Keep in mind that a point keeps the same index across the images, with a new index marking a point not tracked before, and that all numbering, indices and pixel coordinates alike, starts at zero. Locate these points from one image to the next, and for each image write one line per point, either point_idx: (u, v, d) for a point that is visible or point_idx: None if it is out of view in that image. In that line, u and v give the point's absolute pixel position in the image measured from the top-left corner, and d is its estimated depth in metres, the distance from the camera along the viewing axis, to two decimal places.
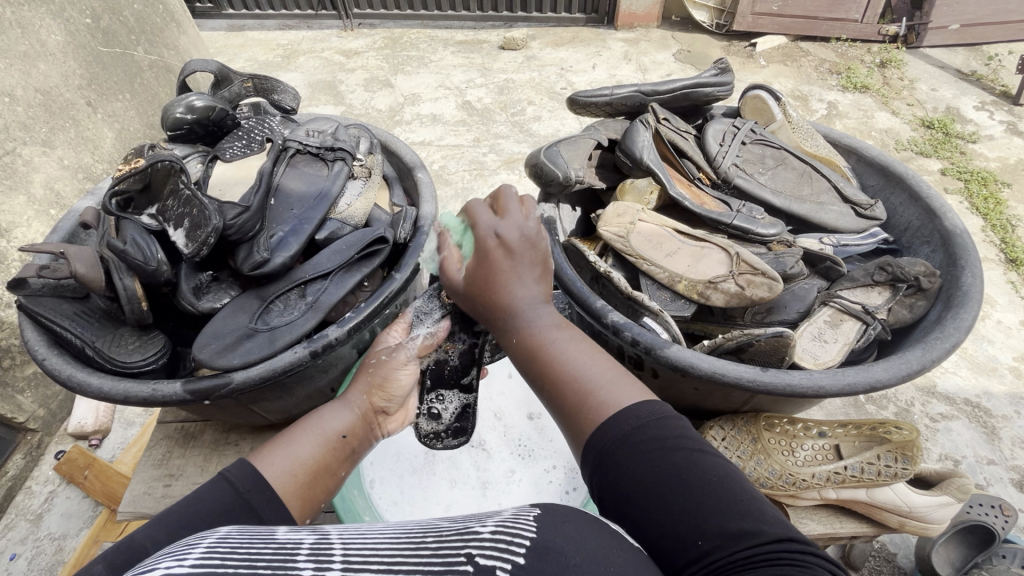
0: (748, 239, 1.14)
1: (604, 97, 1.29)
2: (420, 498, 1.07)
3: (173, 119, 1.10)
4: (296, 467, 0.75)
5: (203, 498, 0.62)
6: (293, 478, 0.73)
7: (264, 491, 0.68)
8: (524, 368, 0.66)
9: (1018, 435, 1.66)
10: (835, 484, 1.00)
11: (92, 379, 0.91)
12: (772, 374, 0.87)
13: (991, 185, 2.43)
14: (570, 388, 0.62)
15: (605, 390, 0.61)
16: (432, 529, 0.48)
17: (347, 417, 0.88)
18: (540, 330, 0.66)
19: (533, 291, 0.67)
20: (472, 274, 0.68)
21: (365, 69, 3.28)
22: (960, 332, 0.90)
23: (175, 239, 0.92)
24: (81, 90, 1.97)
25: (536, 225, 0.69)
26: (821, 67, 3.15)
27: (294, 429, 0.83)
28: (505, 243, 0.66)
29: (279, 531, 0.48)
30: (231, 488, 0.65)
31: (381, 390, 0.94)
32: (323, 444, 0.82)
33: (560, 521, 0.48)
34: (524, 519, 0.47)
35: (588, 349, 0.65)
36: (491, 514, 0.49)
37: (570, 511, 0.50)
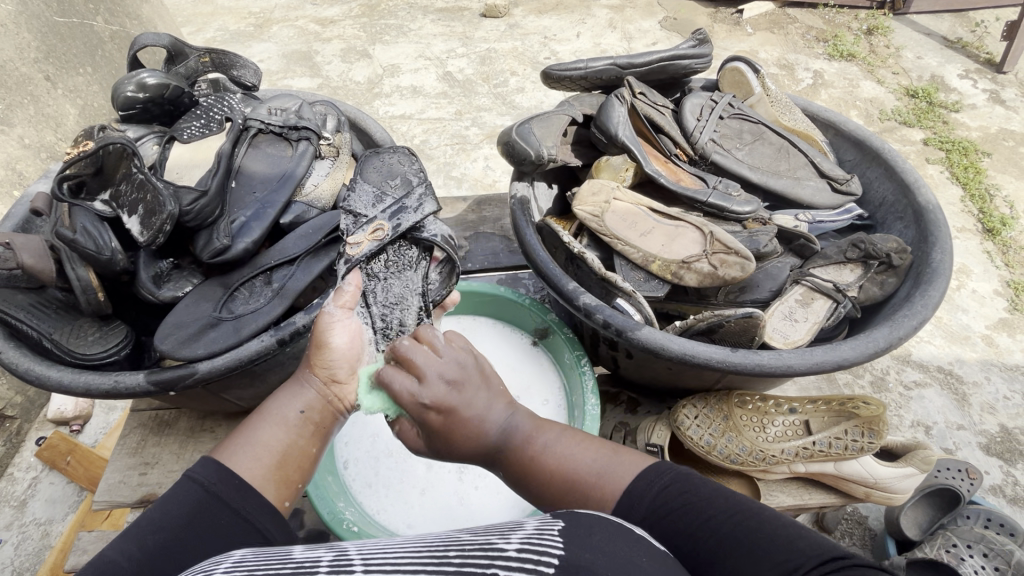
0: (723, 216, 1.14)
1: (580, 70, 1.24)
2: (397, 482, 1.06)
3: (124, 99, 1.04)
4: (266, 457, 0.70)
5: (172, 503, 0.62)
6: (262, 469, 0.69)
7: (234, 485, 0.66)
8: (523, 486, 0.64)
9: (988, 400, 1.72)
10: (804, 458, 1.02)
11: (52, 372, 0.88)
12: (741, 354, 0.87)
13: (971, 155, 2.44)
14: (574, 484, 0.62)
15: (606, 476, 0.61)
16: (453, 542, 0.49)
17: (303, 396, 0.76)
18: (519, 438, 0.64)
19: (495, 408, 0.65)
20: (431, 438, 0.64)
21: (341, 39, 3.16)
22: (927, 309, 0.91)
23: (129, 226, 0.88)
24: (38, 65, 1.87)
25: (456, 354, 0.64)
26: (807, 34, 3.10)
27: (252, 418, 0.73)
28: (438, 405, 0.61)
29: (296, 552, 0.51)
30: (197, 488, 0.64)
31: (320, 355, 0.78)
32: (286, 427, 0.73)
33: (585, 534, 0.48)
34: (548, 535, 0.47)
35: (575, 438, 0.65)
36: (514, 528, 0.50)
37: (594, 519, 0.50)
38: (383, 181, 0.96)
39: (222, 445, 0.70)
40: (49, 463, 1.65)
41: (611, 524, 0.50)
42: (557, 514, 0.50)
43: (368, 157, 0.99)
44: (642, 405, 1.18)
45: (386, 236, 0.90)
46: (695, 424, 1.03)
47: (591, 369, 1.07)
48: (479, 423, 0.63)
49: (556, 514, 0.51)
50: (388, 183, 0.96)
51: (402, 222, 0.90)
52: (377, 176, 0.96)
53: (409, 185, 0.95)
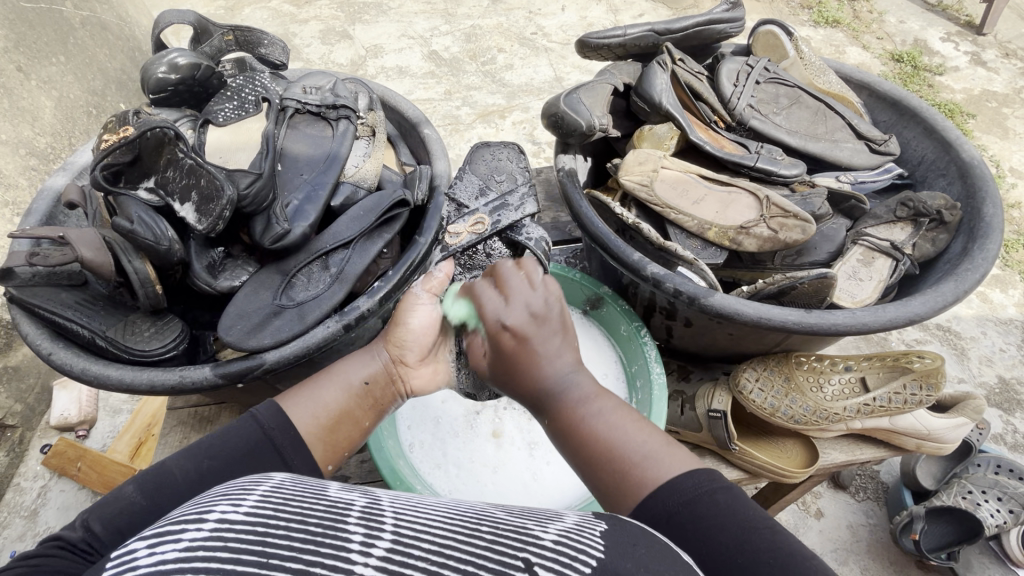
0: (770, 180, 1.14)
1: (618, 37, 1.22)
2: (466, 461, 1.05)
3: (156, 81, 0.98)
4: (320, 411, 0.71)
5: (231, 436, 0.65)
6: (314, 421, 0.70)
7: (287, 431, 0.68)
8: (561, 438, 0.64)
9: (985, 353, 1.78)
10: (865, 414, 1.04)
11: (112, 371, 0.85)
12: (817, 315, 0.88)
13: (957, 117, 2.50)
14: (607, 458, 0.60)
15: (647, 464, 0.59)
16: (487, 518, 0.48)
17: (371, 365, 0.79)
18: (573, 400, 0.64)
19: (562, 361, 0.65)
20: (494, 363, 0.67)
21: (319, 19, 3.04)
22: (987, 262, 0.92)
23: (183, 214, 0.84)
24: (9, 53, 1.77)
25: (544, 291, 0.67)
26: (792, 1, 3.09)
27: (320, 375, 0.77)
28: (516, 329, 0.65)
29: (330, 488, 0.48)
30: (256, 426, 0.67)
31: (399, 335, 0.82)
32: (348, 391, 0.75)
33: (628, 548, 0.46)
34: (589, 533, 0.47)
35: (627, 419, 0.62)
36: (552, 520, 0.48)
37: (639, 532, 0.49)
38: (489, 179, 1.10)
39: (288, 390, 0.73)
40: (58, 470, 1.62)
41: (650, 537, 0.49)
42: (598, 514, 0.50)
43: (477, 150, 1.13)
44: (693, 372, 1.20)
45: (484, 230, 1.04)
46: (758, 387, 1.05)
47: (650, 338, 1.07)
48: (546, 362, 0.64)
49: (598, 515, 0.50)
50: (494, 180, 1.09)
51: (499, 220, 1.04)
52: (485, 170, 1.11)
53: (511, 185, 1.08)
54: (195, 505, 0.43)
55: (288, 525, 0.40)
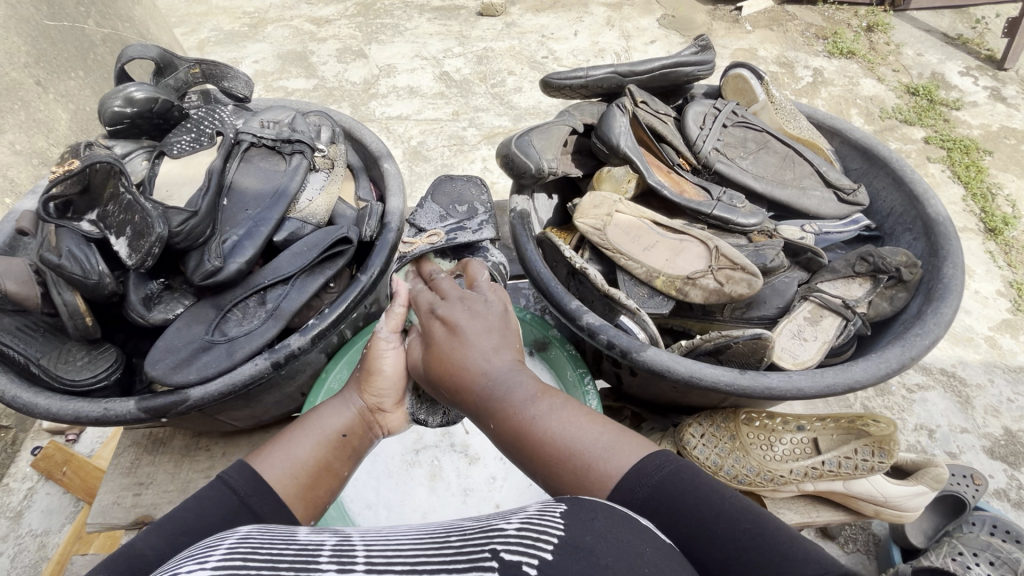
0: (728, 229, 1.12)
1: (579, 79, 1.21)
2: (398, 504, 1.05)
3: (112, 114, 1.02)
4: (297, 466, 0.70)
5: (206, 502, 0.60)
6: (294, 481, 0.69)
7: (265, 495, 0.65)
8: (511, 446, 0.61)
9: (991, 403, 1.66)
10: (812, 478, 1.00)
11: (40, 400, 0.85)
12: (751, 377, 0.85)
13: (973, 153, 2.42)
14: (562, 458, 0.57)
15: (605, 457, 0.56)
16: (454, 531, 0.48)
17: (348, 415, 0.78)
18: (517, 402, 0.61)
19: (500, 362, 0.64)
20: (426, 359, 0.69)
21: (337, 38, 3.11)
22: (939, 328, 0.90)
23: (117, 248, 0.86)
24: (29, 69, 1.79)
25: (488, 295, 0.71)
26: (807, 31, 3.06)
27: (295, 426, 0.75)
28: (448, 319, 0.68)
29: (301, 532, 0.49)
30: (234, 493, 0.63)
31: (372, 384, 0.80)
32: (326, 444, 0.74)
33: (590, 516, 0.45)
34: (549, 515, 0.46)
35: (578, 414, 0.60)
36: (516, 511, 0.48)
37: (598, 505, 0.47)
38: (451, 205, 1.08)
39: (260, 447, 0.70)
40: (45, 473, 1.62)
41: (617, 511, 0.48)
42: (559, 495, 0.48)
43: (440, 181, 1.12)
44: (645, 421, 1.17)
45: (438, 242, 1.01)
46: (702, 443, 1.02)
47: (594, 388, 1.07)
48: (480, 363, 0.64)
49: (558, 497, 0.49)
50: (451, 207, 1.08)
51: (454, 238, 1.02)
52: (446, 199, 1.08)
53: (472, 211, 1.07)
54: (169, 567, 0.45)
55: (258, 571, 0.42)
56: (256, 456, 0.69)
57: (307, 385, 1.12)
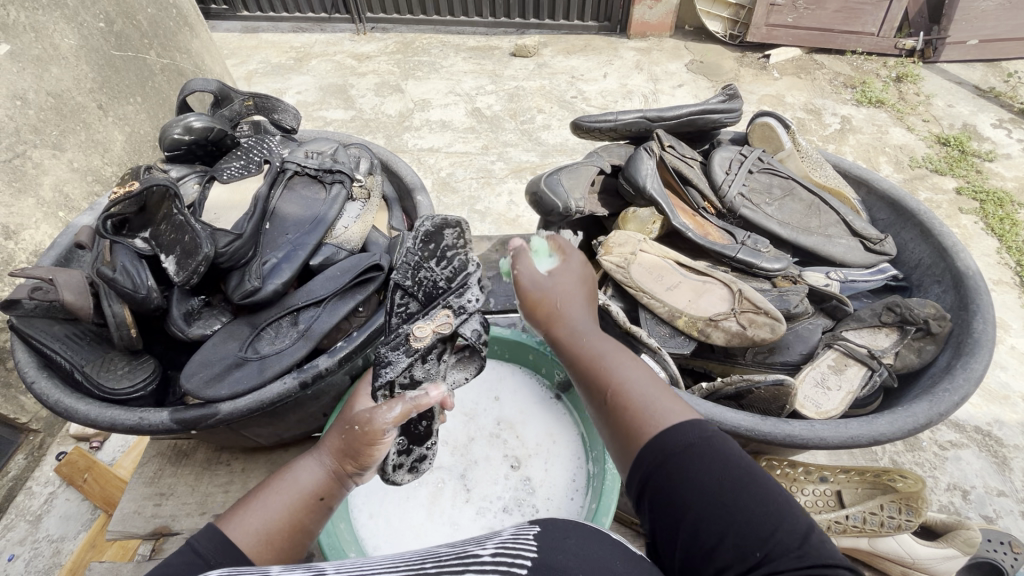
0: (752, 272, 1.13)
1: (608, 122, 1.26)
2: (394, 521, 1.09)
3: (171, 140, 1.11)
4: (266, 532, 0.64)
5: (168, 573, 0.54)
6: (265, 549, 0.63)
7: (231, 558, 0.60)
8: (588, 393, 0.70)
9: None
10: (835, 533, 0.98)
11: (80, 405, 0.90)
12: (771, 423, 0.85)
13: (1007, 206, 2.37)
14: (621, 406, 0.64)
15: (654, 408, 0.62)
16: (429, 557, 0.50)
17: (325, 473, 0.71)
18: (599, 352, 0.71)
19: (584, 318, 0.75)
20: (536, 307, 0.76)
21: (376, 73, 3.27)
22: (969, 384, 0.88)
23: (166, 265, 0.92)
24: (93, 94, 1.91)
25: (578, 266, 0.79)
26: (835, 80, 3.10)
27: (267, 487, 0.69)
28: (550, 292, 0.76)
29: (272, 571, 0.49)
30: (200, 561, 0.57)
31: (360, 458, 0.71)
32: (303, 506, 0.68)
33: (561, 536, 0.51)
34: (524, 539, 0.51)
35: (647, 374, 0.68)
36: (489, 538, 0.52)
37: (569, 525, 0.54)
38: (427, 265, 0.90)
39: (229, 510, 0.65)
40: (67, 478, 1.65)
41: (580, 528, 0.54)
42: (532, 520, 0.53)
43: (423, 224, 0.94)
44: None
45: (450, 330, 0.84)
46: None
47: None
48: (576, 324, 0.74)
49: (529, 522, 0.54)
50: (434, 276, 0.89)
51: (467, 326, 0.86)
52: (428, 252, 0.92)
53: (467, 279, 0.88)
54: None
55: None
56: (226, 518, 0.64)
57: (329, 407, 1.14)
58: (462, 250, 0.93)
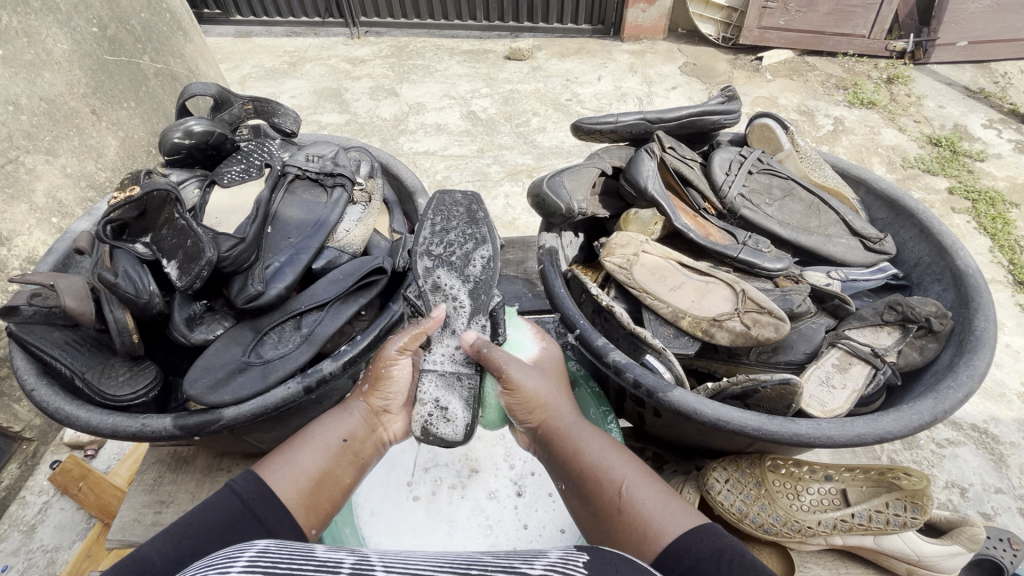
0: (754, 272, 1.13)
1: (609, 124, 1.26)
2: (396, 518, 1.10)
3: (172, 145, 1.11)
4: (302, 477, 0.78)
5: (211, 508, 0.69)
6: (296, 488, 0.76)
7: (269, 501, 0.73)
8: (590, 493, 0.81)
9: None
10: (842, 531, 0.98)
11: (81, 412, 0.89)
12: (778, 422, 0.85)
13: (999, 206, 2.40)
14: (631, 510, 0.75)
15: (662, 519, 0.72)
16: (472, 561, 0.50)
17: (348, 422, 0.87)
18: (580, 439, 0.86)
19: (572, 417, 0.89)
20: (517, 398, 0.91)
21: (370, 77, 3.27)
22: (972, 382, 0.89)
23: (168, 270, 0.92)
24: (86, 98, 1.89)
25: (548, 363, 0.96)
26: (827, 82, 3.13)
27: (296, 438, 0.83)
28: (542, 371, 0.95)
29: (318, 549, 0.50)
30: (237, 498, 0.71)
31: (378, 388, 0.90)
32: (327, 453, 0.82)
33: (612, 572, 0.50)
34: (573, 564, 0.50)
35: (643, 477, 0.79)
36: (537, 554, 0.51)
37: (620, 560, 0.52)
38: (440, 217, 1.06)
39: (265, 459, 0.79)
40: (62, 487, 1.63)
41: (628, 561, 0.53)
42: (582, 546, 0.52)
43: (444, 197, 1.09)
44: (667, 463, 1.16)
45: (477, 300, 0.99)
46: (726, 488, 1.01)
47: (617, 425, 1.09)
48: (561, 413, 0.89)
49: (580, 547, 0.53)
50: (457, 231, 1.05)
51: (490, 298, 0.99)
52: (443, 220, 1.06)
53: (478, 221, 1.07)
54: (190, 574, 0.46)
55: None
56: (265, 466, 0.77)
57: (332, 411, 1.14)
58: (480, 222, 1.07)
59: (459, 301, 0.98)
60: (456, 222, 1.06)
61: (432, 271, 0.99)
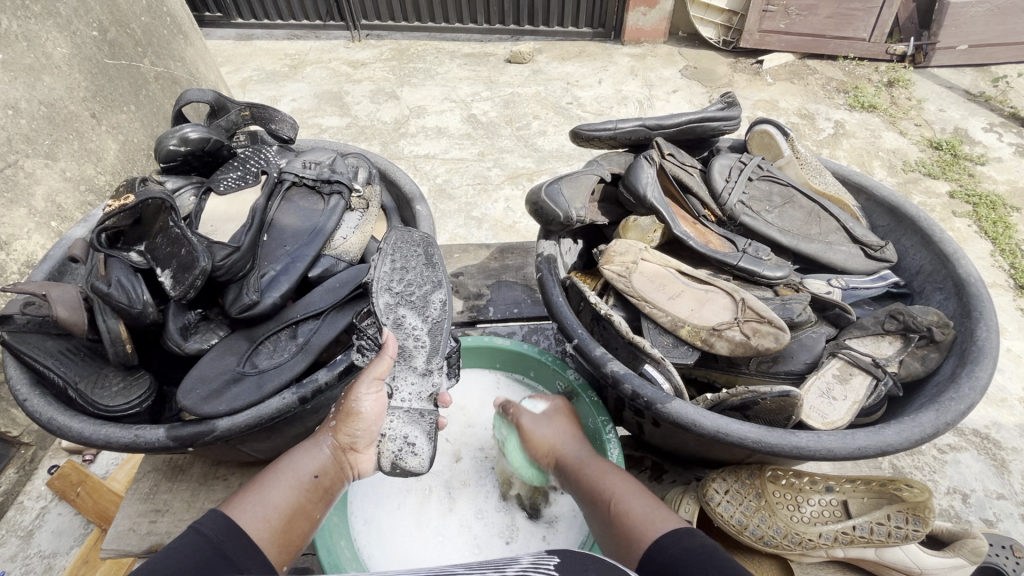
0: (754, 280, 1.12)
1: (608, 130, 1.26)
2: (387, 528, 1.10)
3: (167, 152, 1.10)
4: (272, 514, 0.73)
5: (179, 548, 0.62)
6: (266, 526, 0.72)
7: (238, 540, 0.68)
8: (594, 512, 0.83)
9: None
10: (843, 544, 0.97)
11: (74, 423, 0.88)
12: (778, 434, 0.84)
13: (1000, 209, 2.39)
14: (620, 523, 0.77)
15: (644, 522, 0.74)
16: (451, 574, 0.54)
17: (319, 455, 0.82)
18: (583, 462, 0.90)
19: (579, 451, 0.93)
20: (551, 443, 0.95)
21: (371, 80, 3.27)
22: (974, 393, 0.88)
23: (162, 279, 0.91)
24: (86, 102, 1.89)
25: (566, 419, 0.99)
26: (828, 85, 3.12)
27: (267, 473, 0.79)
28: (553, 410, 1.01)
29: None
30: (204, 537, 0.65)
31: (348, 425, 0.84)
32: (296, 488, 0.78)
33: (582, 570, 0.53)
34: (544, 569, 0.53)
35: (633, 487, 0.82)
36: (510, 564, 0.54)
37: (589, 558, 0.55)
38: (397, 254, 1.01)
39: (233, 496, 0.74)
40: (60, 492, 1.62)
41: (601, 561, 0.55)
42: (551, 551, 0.56)
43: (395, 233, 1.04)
44: (666, 473, 1.16)
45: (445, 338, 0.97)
46: (726, 500, 0.99)
47: (614, 435, 1.08)
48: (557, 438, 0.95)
49: (550, 553, 0.56)
50: (416, 272, 1.01)
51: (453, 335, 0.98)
52: (401, 256, 1.02)
53: (434, 261, 1.04)
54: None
55: None
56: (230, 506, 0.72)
57: (328, 420, 1.13)
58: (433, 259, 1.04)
59: (422, 341, 0.95)
60: (414, 262, 1.02)
61: (398, 309, 0.96)
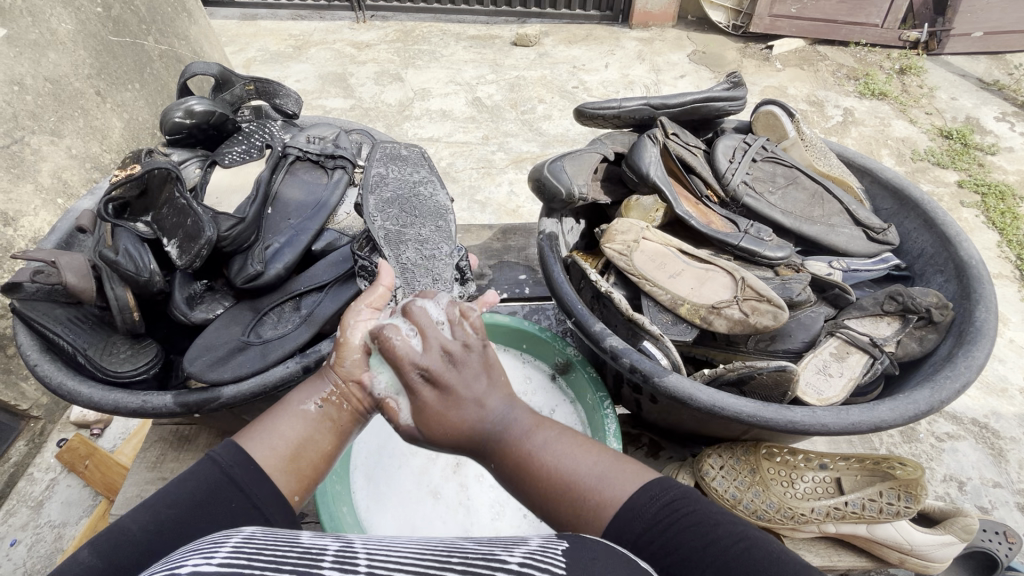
0: (755, 261, 1.13)
1: (612, 109, 1.25)
2: (386, 484, 1.14)
3: (171, 124, 1.11)
4: (280, 442, 0.70)
5: (190, 482, 0.63)
6: (277, 455, 0.69)
7: (249, 469, 0.66)
8: (518, 488, 0.64)
9: None
10: (835, 519, 0.99)
11: (83, 388, 0.91)
12: (774, 409, 0.86)
13: (1009, 200, 2.37)
14: (562, 494, 0.61)
15: (601, 488, 0.60)
16: (455, 549, 0.49)
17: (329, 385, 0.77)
18: (518, 436, 0.64)
19: (495, 397, 0.66)
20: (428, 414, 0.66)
21: (375, 62, 3.24)
22: (970, 372, 0.89)
23: (169, 249, 0.93)
24: (90, 80, 1.89)
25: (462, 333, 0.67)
26: (838, 72, 3.08)
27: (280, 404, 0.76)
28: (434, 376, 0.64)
29: (304, 536, 0.50)
30: (218, 468, 0.65)
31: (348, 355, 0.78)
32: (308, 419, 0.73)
33: (590, 558, 0.48)
34: (552, 552, 0.48)
35: (573, 442, 0.64)
36: (518, 543, 0.50)
37: (601, 545, 0.51)
38: (389, 160, 1.08)
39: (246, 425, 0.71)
40: (67, 464, 1.62)
41: (617, 552, 0.51)
42: (562, 534, 0.51)
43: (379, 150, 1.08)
44: (663, 449, 1.18)
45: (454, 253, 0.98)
46: (722, 475, 1.02)
47: (613, 411, 1.10)
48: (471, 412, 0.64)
49: (561, 536, 0.52)
50: (400, 172, 1.07)
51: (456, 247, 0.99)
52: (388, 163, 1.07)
53: (423, 159, 1.10)
54: (171, 558, 0.45)
55: (261, 571, 0.43)
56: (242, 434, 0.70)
57: None
58: (419, 166, 1.09)
59: (423, 238, 0.97)
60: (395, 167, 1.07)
61: (387, 209, 0.99)
